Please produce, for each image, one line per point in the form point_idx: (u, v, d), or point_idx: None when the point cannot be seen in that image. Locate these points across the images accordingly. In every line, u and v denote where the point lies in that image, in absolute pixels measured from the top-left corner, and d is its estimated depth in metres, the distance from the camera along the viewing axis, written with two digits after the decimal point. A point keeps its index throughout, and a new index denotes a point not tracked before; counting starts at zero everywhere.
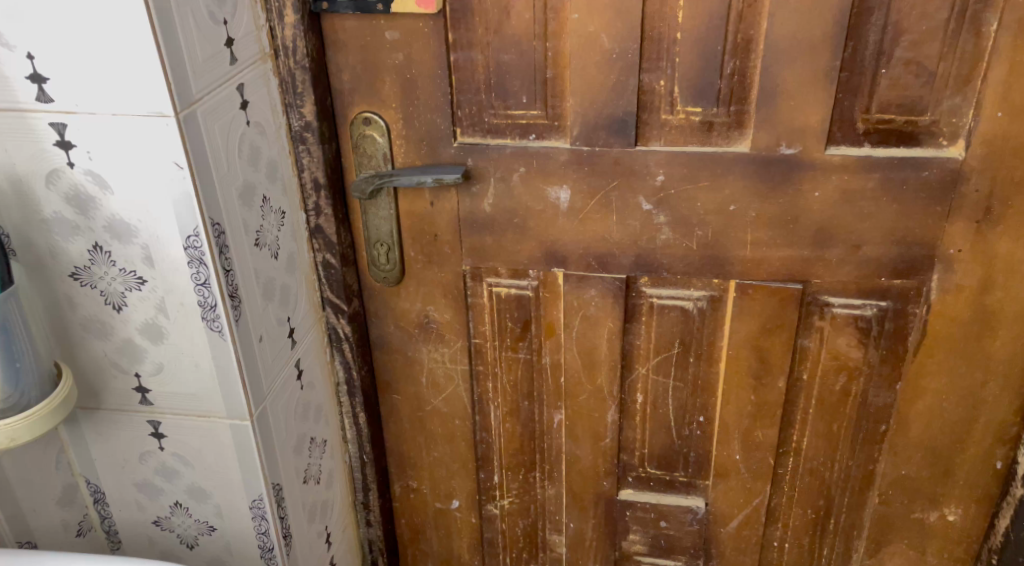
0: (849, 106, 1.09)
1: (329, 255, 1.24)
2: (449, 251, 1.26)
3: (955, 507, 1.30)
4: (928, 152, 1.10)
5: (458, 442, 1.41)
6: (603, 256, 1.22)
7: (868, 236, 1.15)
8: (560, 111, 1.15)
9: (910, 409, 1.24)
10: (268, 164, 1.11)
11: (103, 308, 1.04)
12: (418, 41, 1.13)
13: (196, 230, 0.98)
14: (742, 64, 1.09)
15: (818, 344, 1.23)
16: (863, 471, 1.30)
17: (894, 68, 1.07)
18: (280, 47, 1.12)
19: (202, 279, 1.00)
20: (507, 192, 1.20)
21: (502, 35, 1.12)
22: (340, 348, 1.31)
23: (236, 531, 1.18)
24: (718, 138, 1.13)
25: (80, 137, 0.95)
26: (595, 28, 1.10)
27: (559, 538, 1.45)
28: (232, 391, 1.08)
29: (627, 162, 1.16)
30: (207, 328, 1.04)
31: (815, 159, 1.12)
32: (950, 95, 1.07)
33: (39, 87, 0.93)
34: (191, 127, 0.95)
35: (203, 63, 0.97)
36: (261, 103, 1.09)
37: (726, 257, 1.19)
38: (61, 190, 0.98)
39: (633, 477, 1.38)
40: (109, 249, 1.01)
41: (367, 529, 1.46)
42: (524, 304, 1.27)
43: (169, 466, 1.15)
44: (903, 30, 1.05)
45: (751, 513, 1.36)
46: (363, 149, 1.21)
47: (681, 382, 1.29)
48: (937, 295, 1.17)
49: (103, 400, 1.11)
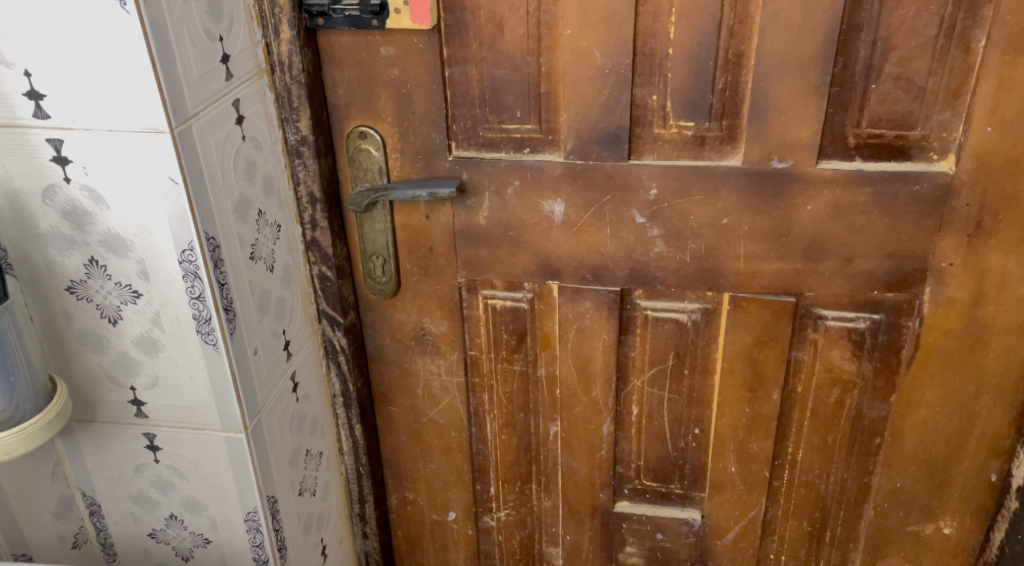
0: (840, 121, 1.10)
1: (325, 267, 1.25)
2: (444, 264, 1.26)
3: (950, 520, 1.30)
4: (920, 166, 1.10)
5: (454, 454, 1.41)
6: (597, 269, 1.23)
7: (861, 249, 1.15)
8: (554, 126, 1.16)
9: (904, 421, 1.24)
10: (264, 178, 1.12)
11: (99, 321, 1.05)
12: (413, 56, 1.14)
13: (191, 244, 0.99)
14: (733, 79, 1.10)
15: (812, 356, 1.23)
16: (859, 483, 1.30)
17: (884, 83, 1.07)
18: (276, 63, 1.13)
19: (197, 293, 1.01)
20: (502, 206, 1.21)
21: (496, 51, 1.13)
22: (336, 360, 1.31)
23: (230, 544, 1.19)
24: (711, 153, 1.14)
25: (76, 152, 0.96)
26: (588, 44, 1.10)
27: (555, 550, 1.46)
28: (227, 403, 1.08)
29: (621, 176, 1.17)
30: (202, 342, 1.04)
31: (808, 173, 1.12)
32: (940, 110, 1.08)
33: (36, 104, 0.94)
34: (186, 142, 0.96)
35: (199, 79, 0.98)
36: (256, 117, 1.10)
37: (719, 269, 1.20)
38: (58, 205, 0.99)
39: (629, 490, 1.38)
40: (105, 263, 1.02)
41: (363, 541, 1.47)
42: (519, 317, 1.28)
43: (164, 478, 1.16)
44: (892, 46, 1.05)
45: (747, 526, 1.36)
46: (359, 162, 1.22)
47: (676, 394, 1.29)
48: (930, 307, 1.17)
49: (98, 412, 1.12)
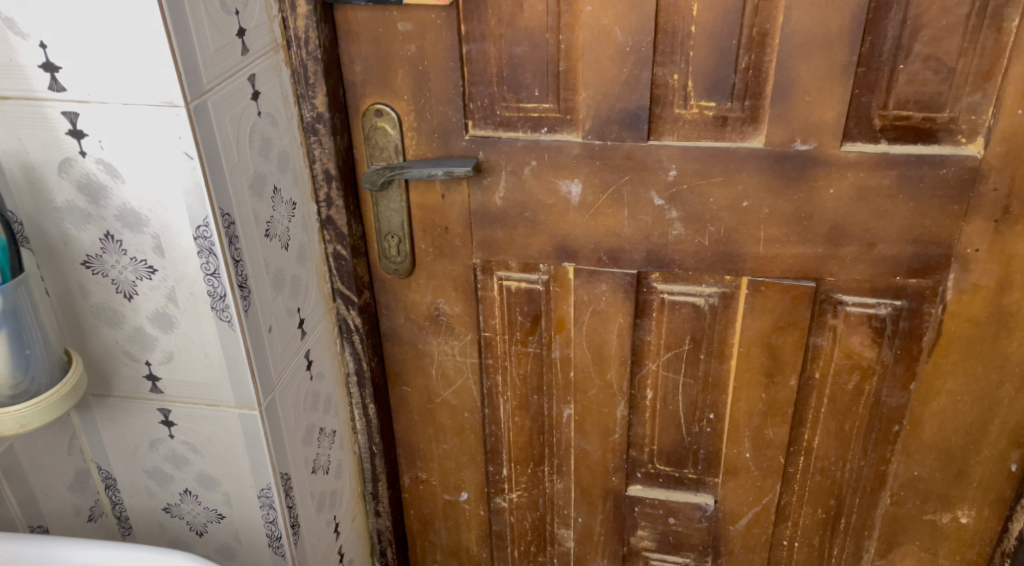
0: (866, 103, 1.08)
1: (340, 246, 1.24)
2: (459, 244, 1.25)
3: (968, 509, 1.29)
4: (947, 149, 1.08)
5: (466, 435, 1.41)
6: (615, 251, 1.21)
7: (883, 234, 1.13)
8: (572, 105, 1.14)
9: (924, 410, 1.22)
10: (280, 155, 1.11)
11: (114, 296, 1.05)
12: (430, 32, 1.12)
13: (206, 220, 0.98)
14: (757, 58, 1.08)
15: (831, 343, 1.21)
16: (875, 471, 1.28)
17: (913, 64, 1.05)
18: (292, 38, 1.11)
19: (212, 269, 1.01)
20: (519, 186, 1.20)
21: (514, 27, 1.11)
22: (350, 339, 1.31)
23: (244, 519, 1.19)
24: (732, 134, 1.12)
25: (91, 125, 0.95)
26: (608, 21, 1.09)
27: (567, 532, 1.45)
28: (241, 380, 1.08)
29: (640, 156, 1.15)
30: (216, 318, 1.04)
31: (831, 156, 1.10)
32: (970, 92, 1.05)
33: (52, 76, 0.93)
34: (202, 117, 0.95)
35: (214, 53, 0.97)
36: (272, 93, 1.09)
37: (738, 253, 1.18)
38: (73, 178, 0.98)
39: (641, 473, 1.37)
40: (121, 238, 1.01)
41: (375, 519, 1.47)
42: (534, 299, 1.27)
43: (179, 453, 1.16)
44: (922, 25, 1.03)
45: (761, 511, 1.35)
46: (375, 140, 1.20)
47: (692, 378, 1.28)
48: (954, 294, 1.15)
49: (113, 387, 1.12)
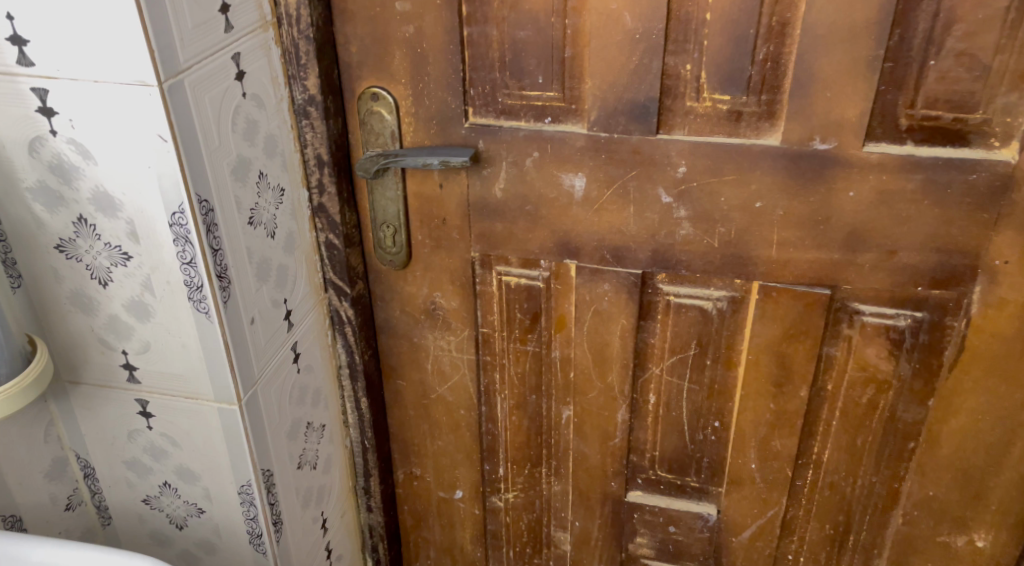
0: (892, 100, 1.00)
1: (332, 235, 1.19)
2: (457, 236, 1.20)
3: (985, 533, 1.21)
4: (978, 153, 1.00)
5: (462, 432, 1.36)
6: (619, 250, 1.15)
7: (905, 242, 1.06)
8: (578, 94, 1.08)
9: (941, 427, 1.16)
10: (267, 139, 1.06)
11: (89, 282, 1.00)
12: (429, 12, 1.06)
13: (181, 207, 0.93)
14: (776, 49, 1.00)
15: (845, 353, 1.15)
16: (888, 488, 1.22)
17: (945, 60, 0.97)
18: (283, 15, 1.05)
19: (188, 258, 0.96)
20: (520, 178, 1.14)
21: (518, 10, 1.05)
22: (342, 331, 1.26)
23: (225, 515, 1.15)
24: (747, 130, 1.05)
25: (61, 103, 0.91)
26: (617, 6, 1.02)
27: (564, 535, 1.40)
28: (219, 374, 1.03)
29: (647, 151, 1.08)
30: (193, 309, 0.99)
31: (851, 156, 1.03)
32: (1006, 92, 0.97)
33: (20, 50, 0.88)
34: (177, 98, 0.90)
35: (193, 30, 0.91)
36: (259, 73, 1.03)
37: (749, 256, 1.11)
38: (44, 159, 0.94)
39: (642, 479, 1.32)
40: (94, 222, 0.96)
41: (367, 513, 1.42)
42: (534, 296, 1.21)
43: (158, 445, 1.11)
44: (956, 18, 0.95)
45: (765, 524, 1.29)
46: (371, 126, 1.15)
47: (696, 384, 1.22)
48: (979, 308, 1.08)
49: (89, 375, 1.07)
